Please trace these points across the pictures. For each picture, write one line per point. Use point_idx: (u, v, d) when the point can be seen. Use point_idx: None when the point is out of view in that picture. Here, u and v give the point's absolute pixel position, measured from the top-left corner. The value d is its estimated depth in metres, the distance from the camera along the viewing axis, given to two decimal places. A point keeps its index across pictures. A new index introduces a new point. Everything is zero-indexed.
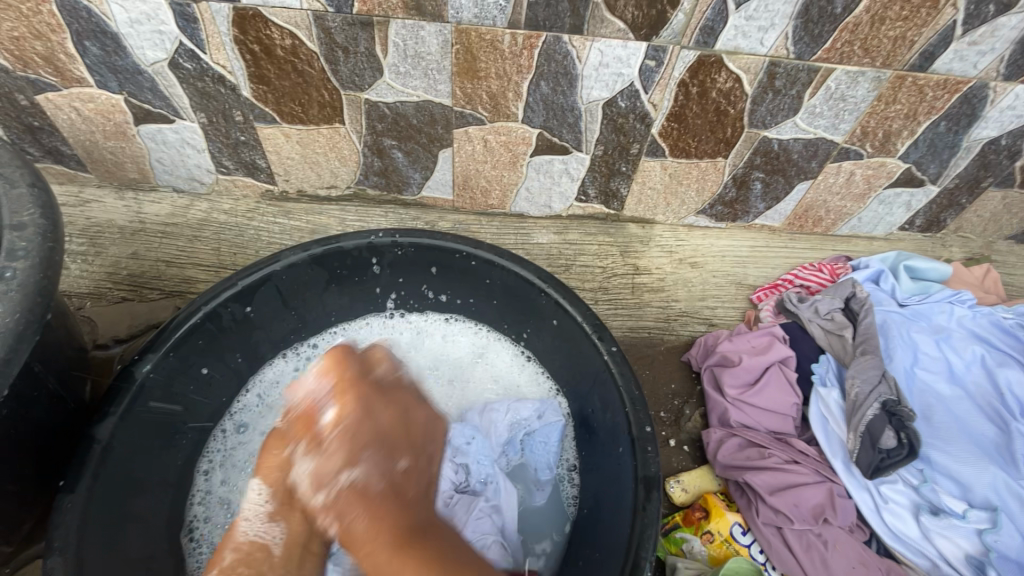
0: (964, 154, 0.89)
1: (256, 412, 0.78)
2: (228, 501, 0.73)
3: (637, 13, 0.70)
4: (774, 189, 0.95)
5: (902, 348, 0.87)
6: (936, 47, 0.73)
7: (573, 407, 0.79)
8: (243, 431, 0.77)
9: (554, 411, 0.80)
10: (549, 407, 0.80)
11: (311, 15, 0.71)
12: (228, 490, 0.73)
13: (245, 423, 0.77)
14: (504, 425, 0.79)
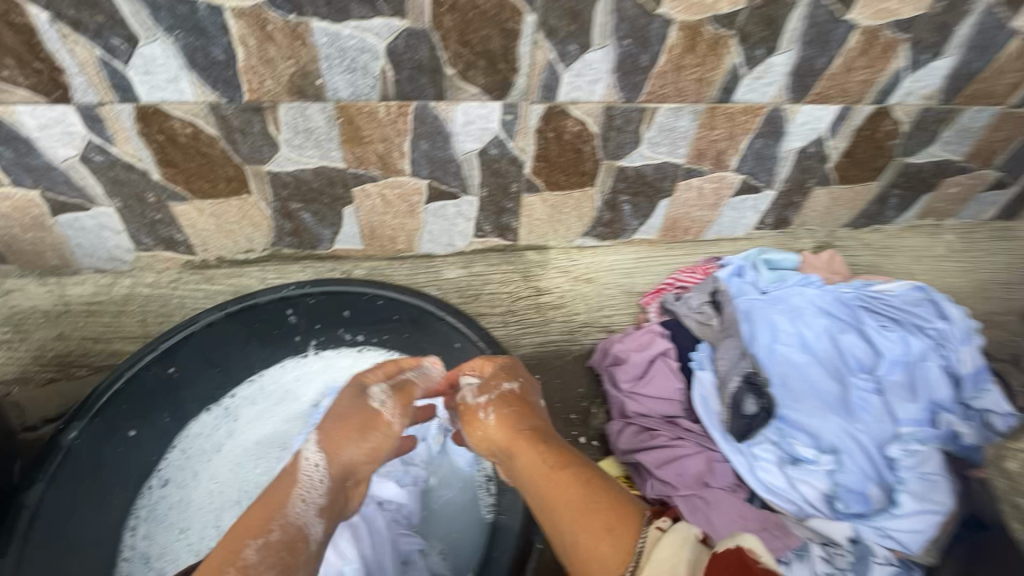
0: (784, 161, 1.07)
1: (180, 467, 0.84)
2: (149, 556, 0.78)
3: (486, 80, 0.85)
4: (642, 208, 1.11)
5: (763, 328, 1.01)
6: (730, 83, 0.91)
7: None
8: (165, 486, 0.82)
9: None
10: None
11: (207, 106, 0.82)
12: (149, 544, 0.78)
13: (168, 478, 0.83)
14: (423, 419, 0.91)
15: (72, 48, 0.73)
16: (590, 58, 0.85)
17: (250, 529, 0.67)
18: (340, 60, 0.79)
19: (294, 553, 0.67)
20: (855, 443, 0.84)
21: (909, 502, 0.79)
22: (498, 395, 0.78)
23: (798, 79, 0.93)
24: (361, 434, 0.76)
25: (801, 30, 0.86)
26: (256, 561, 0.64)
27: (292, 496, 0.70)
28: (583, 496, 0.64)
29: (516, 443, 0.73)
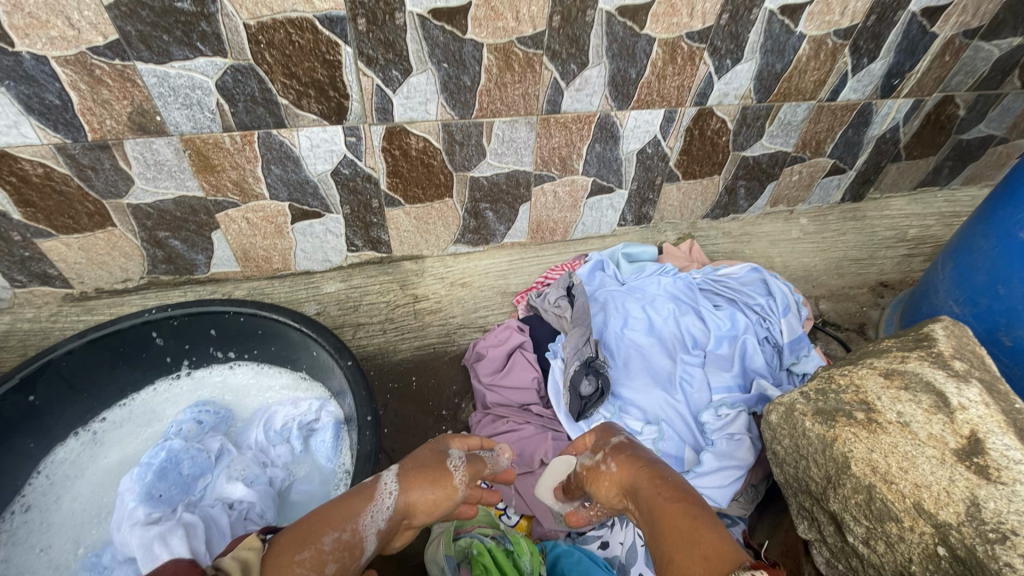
0: (627, 162, 1.17)
1: (44, 491, 0.88)
2: None
3: (321, 107, 0.92)
4: (505, 213, 1.19)
5: (616, 316, 1.11)
6: (554, 96, 1.01)
7: (338, 408, 0.96)
8: (27, 511, 0.86)
9: (328, 412, 0.96)
10: (325, 407, 0.97)
11: (53, 147, 0.87)
12: (6, 567, 0.80)
13: (31, 503, 0.86)
14: (282, 423, 0.95)
15: None
16: (415, 82, 0.93)
17: (327, 521, 0.64)
18: (174, 97, 0.86)
19: (350, 559, 0.63)
20: (675, 414, 0.96)
21: (710, 461, 0.88)
22: (615, 446, 0.72)
23: (616, 88, 1.02)
24: (435, 483, 0.72)
25: (605, 45, 0.95)
26: (328, 550, 0.61)
27: (360, 508, 0.67)
28: (687, 529, 0.56)
29: (640, 486, 0.65)
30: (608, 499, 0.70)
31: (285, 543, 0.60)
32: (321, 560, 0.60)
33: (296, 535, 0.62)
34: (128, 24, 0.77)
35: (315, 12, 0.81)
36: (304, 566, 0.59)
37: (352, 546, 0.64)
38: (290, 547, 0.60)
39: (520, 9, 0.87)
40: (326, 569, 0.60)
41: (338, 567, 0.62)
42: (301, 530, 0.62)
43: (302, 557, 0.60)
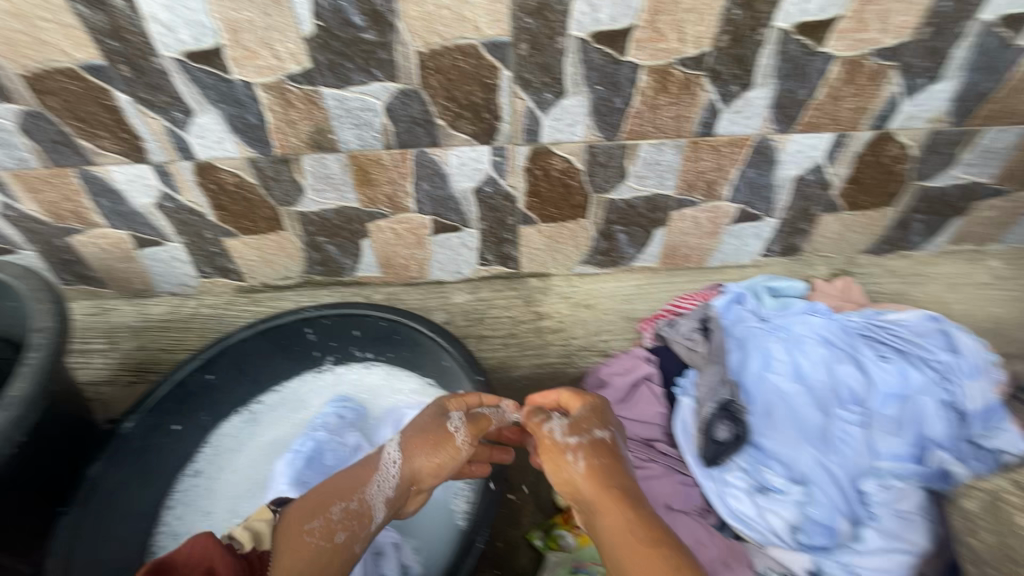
0: (782, 189, 1.07)
1: (210, 460, 0.99)
2: (178, 534, 0.93)
3: (474, 128, 0.95)
4: (638, 237, 1.15)
5: (756, 356, 1.02)
6: (710, 118, 0.95)
7: None
8: (197, 476, 0.98)
9: None
10: None
11: (247, 160, 1.00)
12: (180, 524, 0.94)
13: (200, 470, 0.98)
14: None
15: (147, 121, 0.93)
16: (567, 104, 0.93)
17: (327, 499, 0.78)
18: (348, 118, 0.94)
19: (360, 526, 0.77)
20: (830, 477, 0.84)
21: (874, 539, 0.80)
22: (591, 440, 0.78)
23: (780, 111, 0.94)
24: (435, 449, 0.83)
25: (775, 65, 0.88)
26: (336, 520, 0.76)
27: (367, 479, 0.81)
28: (641, 559, 0.66)
29: (597, 496, 0.73)
30: (559, 475, 0.79)
31: (298, 514, 0.77)
32: (331, 528, 0.75)
33: (308, 506, 0.78)
34: (321, 53, 0.85)
35: (482, 38, 0.84)
36: (314, 535, 0.75)
37: (357, 514, 0.78)
38: (299, 521, 0.76)
39: (686, 30, 0.83)
40: (336, 536, 0.75)
41: (348, 533, 0.76)
42: (312, 503, 0.77)
43: (310, 527, 0.75)
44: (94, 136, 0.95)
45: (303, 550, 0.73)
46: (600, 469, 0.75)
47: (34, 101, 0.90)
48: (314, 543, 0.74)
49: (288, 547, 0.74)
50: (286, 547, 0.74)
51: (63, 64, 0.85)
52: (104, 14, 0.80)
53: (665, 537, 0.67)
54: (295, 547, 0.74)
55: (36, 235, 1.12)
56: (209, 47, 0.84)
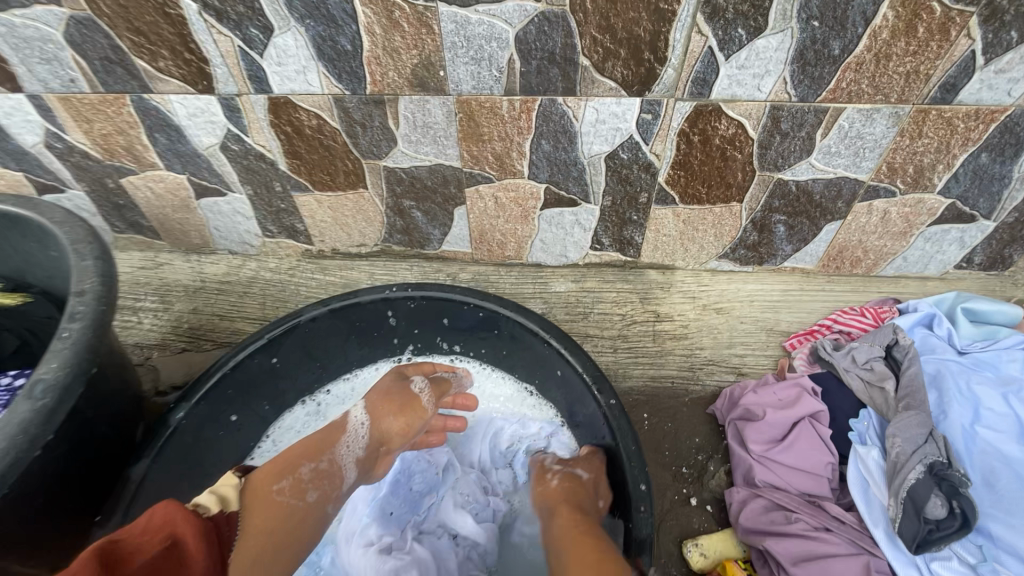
0: (1017, 185, 0.80)
1: (269, 458, 0.85)
2: None
3: (626, 72, 0.72)
4: (801, 231, 0.91)
5: (960, 404, 0.77)
6: (957, 78, 0.69)
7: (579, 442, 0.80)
8: None
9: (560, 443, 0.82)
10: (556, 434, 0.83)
11: (332, 98, 0.80)
12: None
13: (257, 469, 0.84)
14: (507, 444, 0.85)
15: (217, 38, 0.74)
16: (762, 45, 0.68)
17: (309, 450, 0.68)
18: (466, 49, 0.72)
19: (331, 485, 0.68)
20: None
21: None
22: (574, 470, 0.76)
23: None
24: (402, 412, 0.75)
25: None
26: (307, 479, 0.66)
27: (337, 440, 0.71)
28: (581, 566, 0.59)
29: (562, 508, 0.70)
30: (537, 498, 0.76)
31: (264, 474, 0.64)
32: (302, 487, 0.65)
33: (274, 465, 0.66)
34: None
35: None
36: (285, 494, 0.64)
37: (325, 472, 0.68)
38: (269, 477, 0.64)
39: None
40: (307, 496, 0.65)
41: (319, 494, 0.67)
42: (281, 461, 0.66)
43: (281, 487, 0.64)
44: (153, 55, 0.77)
45: (272, 511, 0.62)
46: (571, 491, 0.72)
47: (85, 3, 0.72)
48: (286, 502, 0.64)
49: (253, 508, 0.61)
50: (255, 509, 0.61)
51: None
52: None
53: (608, 541, 0.64)
54: (265, 507, 0.62)
55: (86, 172, 0.97)
56: None
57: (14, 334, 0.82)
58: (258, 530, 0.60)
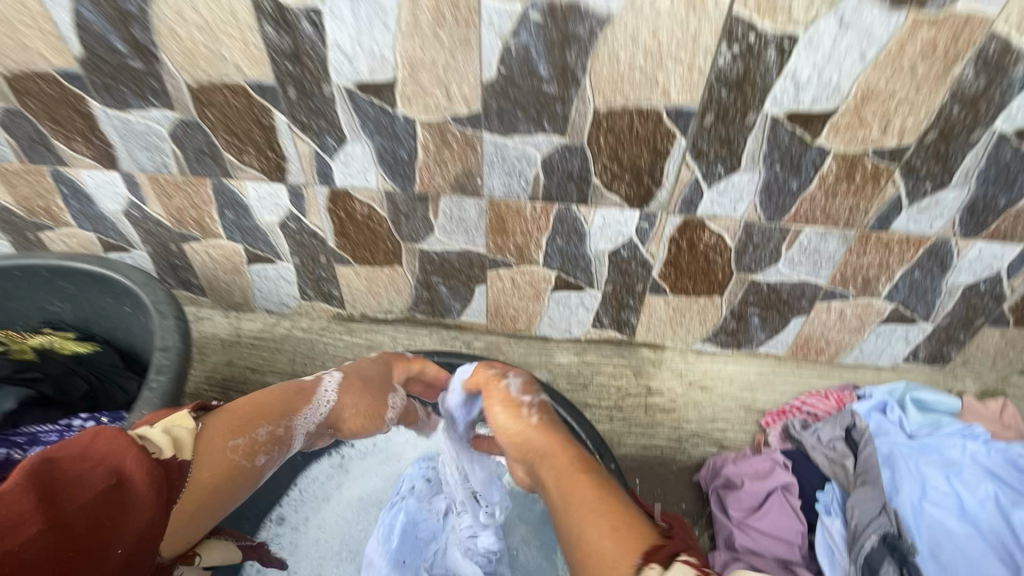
0: (947, 296, 0.97)
1: (294, 506, 0.98)
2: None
3: (629, 191, 0.90)
4: (772, 322, 1.06)
5: (909, 481, 0.89)
6: (890, 212, 0.87)
7: None
8: (280, 524, 0.97)
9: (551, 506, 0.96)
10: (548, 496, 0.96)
11: (384, 192, 0.96)
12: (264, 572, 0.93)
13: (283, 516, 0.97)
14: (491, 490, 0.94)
15: (297, 143, 0.91)
16: (736, 180, 0.86)
17: (266, 414, 0.74)
18: (501, 166, 0.89)
19: (279, 452, 0.74)
20: None
21: None
22: (542, 402, 0.77)
23: (971, 215, 0.86)
24: (367, 401, 0.84)
25: (980, 168, 0.80)
26: (262, 440, 0.72)
27: (298, 410, 0.77)
28: (575, 480, 0.62)
29: (544, 428, 0.72)
30: (507, 435, 0.74)
31: (220, 427, 0.68)
32: (253, 450, 0.70)
33: (233, 421, 0.70)
34: (494, 99, 0.81)
35: (667, 103, 0.79)
36: (239, 452, 0.69)
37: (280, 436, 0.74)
38: (227, 431, 0.69)
39: (892, 121, 0.77)
40: (257, 458, 0.71)
41: (265, 458, 0.72)
42: (242, 419, 0.71)
43: (236, 445, 0.69)
44: (240, 151, 0.93)
45: (224, 465, 0.67)
46: (542, 448, 0.70)
47: (194, 111, 0.89)
48: (236, 460, 0.68)
49: (204, 458, 0.65)
50: (205, 457, 0.65)
51: (234, 80, 0.84)
52: (290, 38, 0.78)
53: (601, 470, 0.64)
54: (216, 458, 0.66)
55: (153, 237, 1.10)
56: (383, 80, 0.82)
57: (83, 379, 0.87)
58: (205, 483, 0.65)
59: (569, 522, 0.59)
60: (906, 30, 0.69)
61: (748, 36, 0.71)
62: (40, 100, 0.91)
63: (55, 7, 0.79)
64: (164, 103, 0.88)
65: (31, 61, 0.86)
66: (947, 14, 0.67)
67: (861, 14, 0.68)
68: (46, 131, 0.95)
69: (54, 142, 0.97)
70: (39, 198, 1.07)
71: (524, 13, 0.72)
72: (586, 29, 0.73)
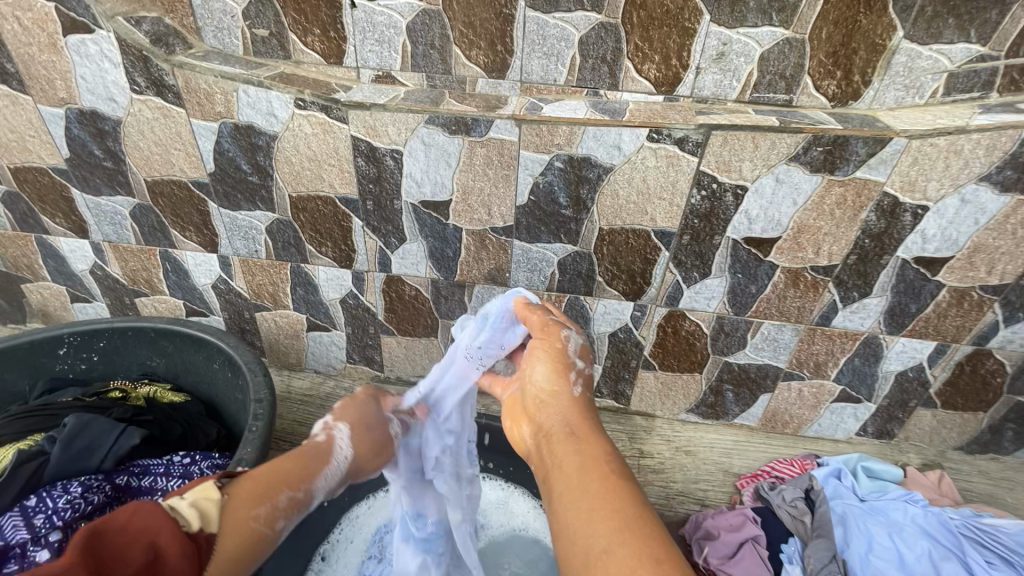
0: (883, 380, 1.19)
1: (334, 547, 1.06)
2: None
3: (625, 287, 1.15)
4: (744, 397, 1.28)
5: (857, 537, 1.07)
6: (829, 312, 1.11)
7: None
8: (322, 562, 1.04)
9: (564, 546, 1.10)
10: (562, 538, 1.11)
11: (430, 279, 1.21)
12: None
13: (325, 556, 1.05)
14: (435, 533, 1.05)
15: (366, 240, 1.16)
16: (708, 283, 1.11)
17: (287, 477, 0.69)
18: (525, 264, 1.14)
19: (298, 514, 0.69)
20: None
21: None
22: (587, 376, 0.75)
23: (892, 317, 1.10)
24: (376, 444, 0.82)
25: (892, 283, 1.05)
26: (279, 508, 0.66)
27: (320, 467, 0.73)
28: (601, 491, 0.57)
29: (579, 435, 0.66)
30: (544, 395, 0.73)
31: (244, 494, 0.64)
32: (274, 516, 0.66)
33: (254, 489, 0.65)
34: (524, 216, 1.08)
35: (654, 226, 1.05)
36: (261, 521, 0.64)
37: (303, 498, 0.70)
38: (249, 499, 0.64)
39: (822, 247, 1.03)
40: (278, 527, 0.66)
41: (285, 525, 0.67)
42: (259, 485, 0.65)
43: (257, 512, 0.64)
44: (320, 244, 1.19)
45: (242, 539, 0.61)
46: (568, 432, 0.67)
47: (289, 213, 1.15)
48: (261, 530, 0.64)
49: (229, 531, 0.60)
50: (229, 531, 0.60)
51: (326, 194, 1.11)
52: (375, 166, 1.05)
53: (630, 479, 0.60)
54: (239, 530, 0.61)
55: (232, 305, 1.33)
56: (441, 199, 1.08)
57: (178, 423, 1.04)
58: (227, 560, 0.59)
59: (578, 522, 0.55)
60: (823, 187, 0.96)
61: (712, 185, 0.98)
62: (170, 199, 1.17)
63: (202, 138, 1.07)
64: (268, 206, 1.15)
65: (172, 172, 1.13)
66: (851, 178, 0.94)
67: (790, 174, 0.95)
68: (167, 221, 1.21)
69: (171, 229, 1.22)
70: (144, 271, 1.31)
71: (551, 161, 1.00)
72: (595, 174, 1.00)
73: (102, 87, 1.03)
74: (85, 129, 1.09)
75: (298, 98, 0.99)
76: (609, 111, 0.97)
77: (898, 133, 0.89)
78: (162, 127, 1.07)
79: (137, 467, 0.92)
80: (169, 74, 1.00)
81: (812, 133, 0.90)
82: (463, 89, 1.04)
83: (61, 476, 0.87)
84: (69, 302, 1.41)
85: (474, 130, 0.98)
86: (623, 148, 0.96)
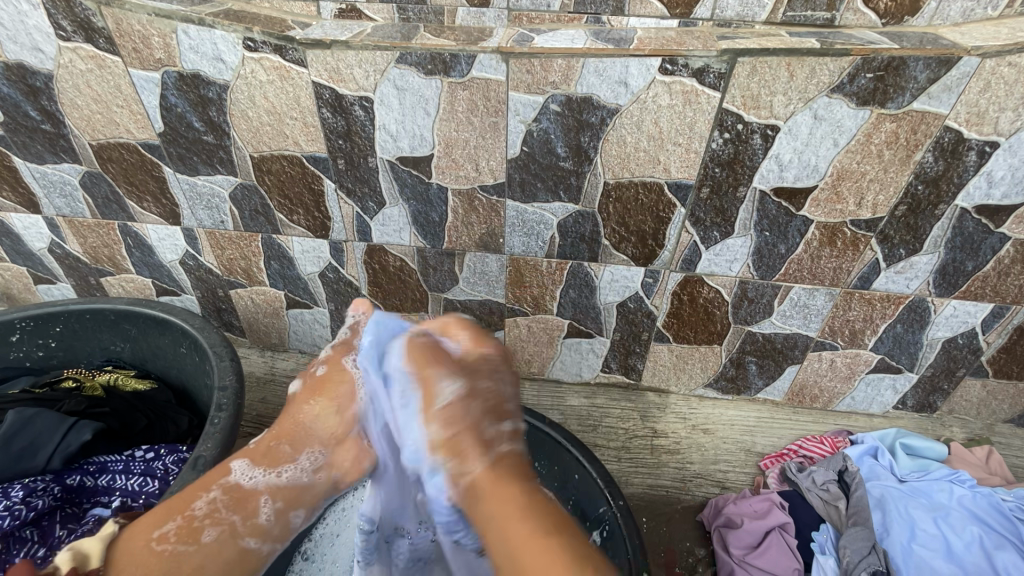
0: (929, 348, 1.06)
1: (320, 544, 0.96)
2: None
3: (635, 251, 1.01)
4: (769, 369, 1.15)
5: (898, 523, 0.96)
6: (870, 273, 0.97)
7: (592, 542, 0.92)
8: (308, 561, 0.95)
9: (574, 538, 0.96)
10: None
11: (415, 247, 1.08)
12: None
13: (310, 554, 0.95)
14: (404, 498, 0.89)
15: (341, 206, 1.03)
16: (731, 243, 0.97)
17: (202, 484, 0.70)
18: (521, 228, 1.01)
19: (231, 524, 0.69)
20: None
21: None
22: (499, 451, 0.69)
23: (944, 277, 0.95)
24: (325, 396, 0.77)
25: (946, 237, 0.91)
26: (200, 515, 0.68)
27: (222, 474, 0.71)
28: (526, 541, 0.60)
29: (485, 490, 0.65)
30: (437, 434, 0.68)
31: (143, 526, 0.66)
32: (195, 528, 0.67)
33: (162, 509, 0.68)
34: (517, 171, 0.93)
35: (668, 179, 0.90)
36: (170, 541, 0.65)
37: (241, 499, 0.70)
38: (156, 522, 0.66)
39: (866, 197, 0.88)
40: (203, 536, 0.67)
41: (220, 528, 0.68)
42: (172, 503, 0.68)
43: (162, 532, 0.65)
44: (290, 212, 1.06)
45: (153, 560, 0.64)
46: (513, 475, 0.67)
47: (253, 177, 1.01)
48: (165, 551, 0.65)
49: (131, 558, 0.63)
50: (128, 556, 0.63)
51: (292, 153, 0.97)
52: (343, 119, 0.91)
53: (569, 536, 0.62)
54: (145, 556, 0.64)
55: (204, 283, 1.22)
56: (422, 155, 0.94)
57: (142, 414, 0.96)
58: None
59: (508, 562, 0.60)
60: (871, 123, 0.80)
61: (737, 126, 0.83)
62: (120, 165, 1.04)
63: (145, 92, 0.93)
64: (228, 170, 1.01)
65: (118, 134, 1.00)
66: (905, 111, 0.78)
67: (832, 109, 0.80)
68: (121, 191, 1.08)
69: (127, 200, 1.10)
70: (106, 248, 1.20)
71: (546, 104, 0.85)
72: (598, 118, 0.85)
73: (24, 34, 0.89)
74: (15, 86, 0.96)
75: (247, 37, 0.84)
76: (614, 40, 0.81)
77: (969, 51, 0.72)
78: (98, 81, 0.93)
79: (92, 465, 0.86)
80: (96, 15, 0.85)
81: (862, 55, 0.74)
82: (441, 21, 0.89)
83: (7, 477, 0.82)
84: (33, 284, 1.31)
85: (455, 69, 0.83)
86: (631, 84, 0.81)
